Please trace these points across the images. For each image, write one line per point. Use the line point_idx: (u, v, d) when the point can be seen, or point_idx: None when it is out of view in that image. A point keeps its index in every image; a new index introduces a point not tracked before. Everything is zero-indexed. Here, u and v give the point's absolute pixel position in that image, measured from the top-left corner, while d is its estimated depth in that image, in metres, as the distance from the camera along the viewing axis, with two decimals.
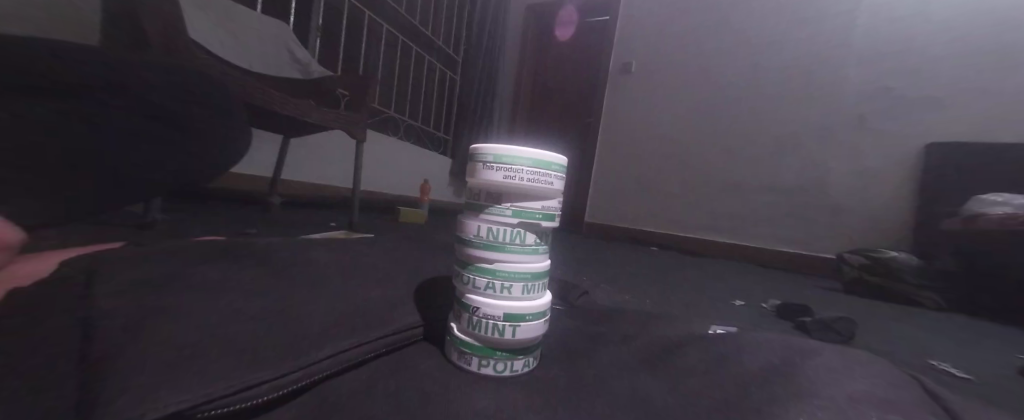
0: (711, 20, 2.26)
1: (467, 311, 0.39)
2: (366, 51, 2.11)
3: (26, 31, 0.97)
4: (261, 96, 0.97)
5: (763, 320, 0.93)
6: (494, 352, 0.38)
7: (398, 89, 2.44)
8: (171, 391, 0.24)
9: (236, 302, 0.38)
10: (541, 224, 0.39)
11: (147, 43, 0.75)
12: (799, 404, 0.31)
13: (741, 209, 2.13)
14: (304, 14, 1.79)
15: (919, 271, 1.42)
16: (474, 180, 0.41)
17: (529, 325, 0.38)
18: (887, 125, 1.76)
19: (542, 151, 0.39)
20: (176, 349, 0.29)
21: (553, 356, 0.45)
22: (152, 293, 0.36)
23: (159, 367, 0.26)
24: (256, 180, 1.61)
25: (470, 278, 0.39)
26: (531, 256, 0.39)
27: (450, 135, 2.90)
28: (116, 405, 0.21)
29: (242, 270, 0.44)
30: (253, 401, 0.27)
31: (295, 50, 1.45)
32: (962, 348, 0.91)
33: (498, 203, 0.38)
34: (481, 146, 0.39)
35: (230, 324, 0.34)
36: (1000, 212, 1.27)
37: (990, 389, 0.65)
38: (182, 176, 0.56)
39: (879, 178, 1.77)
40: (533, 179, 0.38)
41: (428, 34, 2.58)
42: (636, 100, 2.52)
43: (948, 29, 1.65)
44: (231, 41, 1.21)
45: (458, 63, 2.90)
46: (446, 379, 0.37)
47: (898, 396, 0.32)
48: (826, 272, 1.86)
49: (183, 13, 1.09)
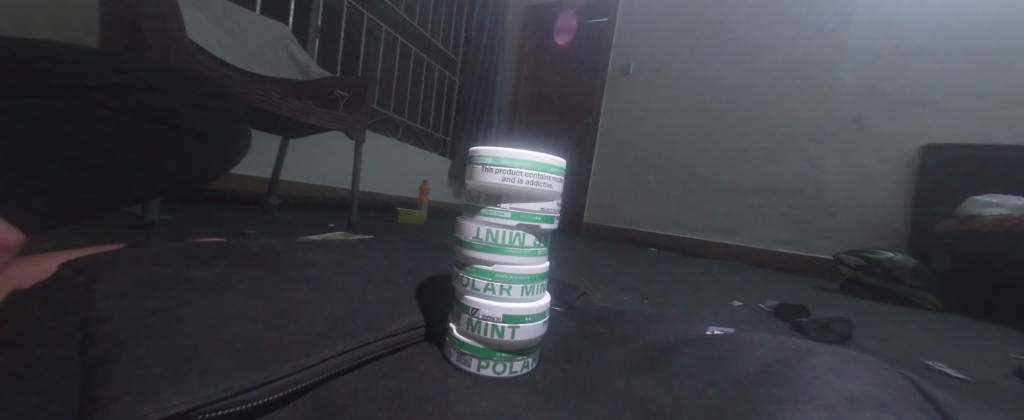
0: (710, 21, 2.27)
1: (467, 312, 0.39)
2: (365, 52, 2.12)
3: (24, 31, 0.97)
4: (261, 97, 0.98)
5: (761, 320, 0.93)
6: (493, 353, 0.38)
7: (398, 91, 2.44)
8: (172, 392, 0.24)
9: (237, 303, 0.38)
10: (541, 226, 0.39)
11: (147, 43, 0.75)
12: (794, 404, 0.31)
13: (738, 210, 2.14)
14: (303, 15, 1.79)
15: (915, 272, 1.43)
16: (473, 183, 0.41)
17: (528, 327, 0.38)
18: (883, 126, 1.77)
19: (541, 153, 0.39)
20: (177, 349, 0.29)
21: (552, 357, 0.46)
22: (153, 294, 0.36)
23: (160, 368, 0.26)
24: (254, 181, 1.61)
25: (470, 280, 0.39)
26: (530, 258, 0.39)
27: (450, 136, 2.91)
28: (118, 405, 0.22)
29: (242, 271, 0.44)
30: (253, 402, 0.27)
31: (294, 51, 1.45)
32: (957, 348, 0.92)
33: (497, 205, 0.39)
34: (481, 148, 0.40)
35: (231, 324, 0.34)
36: (995, 213, 1.29)
37: (986, 389, 0.66)
38: (183, 176, 0.56)
39: (875, 179, 1.78)
40: (532, 181, 0.38)
41: (427, 35, 2.59)
42: (635, 101, 2.52)
43: (943, 31, 1.67)
44: (230, 42, 1.21)
45: (457, 64, 2.91)
46: (445, 380, 0.37)
47: (892, 396, 0.33)
48: (823, 273, 1.87)
49: (182, 13, 1.09)
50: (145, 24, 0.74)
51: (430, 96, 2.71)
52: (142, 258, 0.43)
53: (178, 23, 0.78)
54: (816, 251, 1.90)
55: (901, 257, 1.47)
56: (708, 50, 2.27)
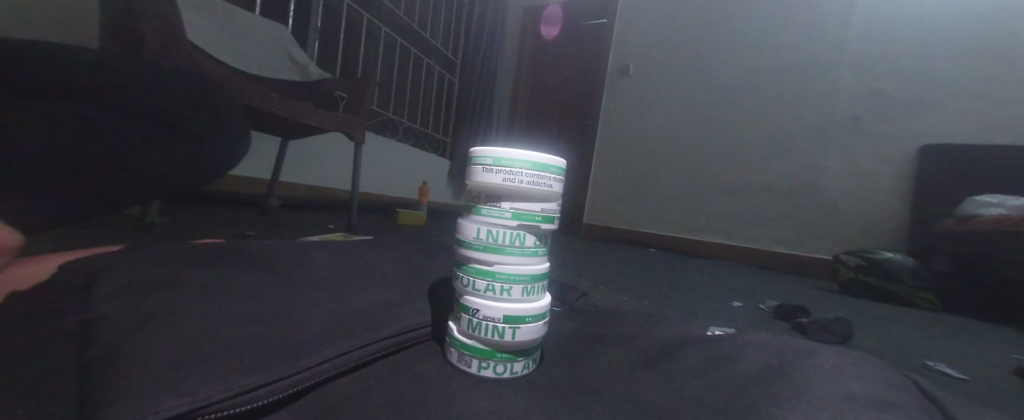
0: (709, 22, 2.27)
1: (467, 313, 0.39)
2: (365, 53, 2.12)
3: (24, 33, 0.97)
4: (260, 98, 0.97)
5: (761, 321, 0.93)
6: (494, 354, 0.38)
7: (397, 91, 2.44)
8: (171, 394, 0.24)
9: (236, 304, 0.38)
10: (541, 227, 0.39)
11: (147, 44, 0.75)
12: (795, 404, 0.31)
13: (738, 211, 2.14)
14: (303, 16, 1.80)
15: (914, 272, 1.44)
16: (473, 183, 0.41)
17: (529, 327, 0.38)
18: (882, 126, 1.78)
19: (541, 153, 0.39)
20: (176, 351, 0.29)
21: (552, 358, 0.45)
22: (151, 295, 0.36)
23: (160, 369, 0.26)
24: (254, 182, 1.61)
25: (470, 280, 0.39)
26: (530, 258, 0.39)
27: (449, 137, 2.91)
28: (119, 407, 0.22)
29: (241, 272, 0.44)
30: (255, 403, 0.27)
31: (294, 52, 1.45)
32: (956, 348, 0.92)
33: (497, 205, 0.39)
34: (480, 149, 0.40)
35: (229, 326, 0.34)
36: (994, 214, 1.31)
37: (987, 389, 0.66)
38: (183, 178, 0.56)
39: (875, 179, 1.78)
40: (533, 181, 0.38)
41: (427, 36, 2.59)
42: (634, 102, 2.53)
43: (942, 32, 1.67)
44: (230, 43, 1.21)
45: (457, 65, 2.92)
46: (445, 381, 0.37)
47: (895, 396, 0.32)
48: (822, 273, 1.87)
49: (182, 15, 1.09)
50: (145, 25, 0.74)
51: (430, 97, 2.72)
52: (141, 259, 0.43)
53: (178, 25, 0.78)
54: (816, 251, 1.91)
55: (901, 258, 1.47)
56: (707, 50, 2.27)
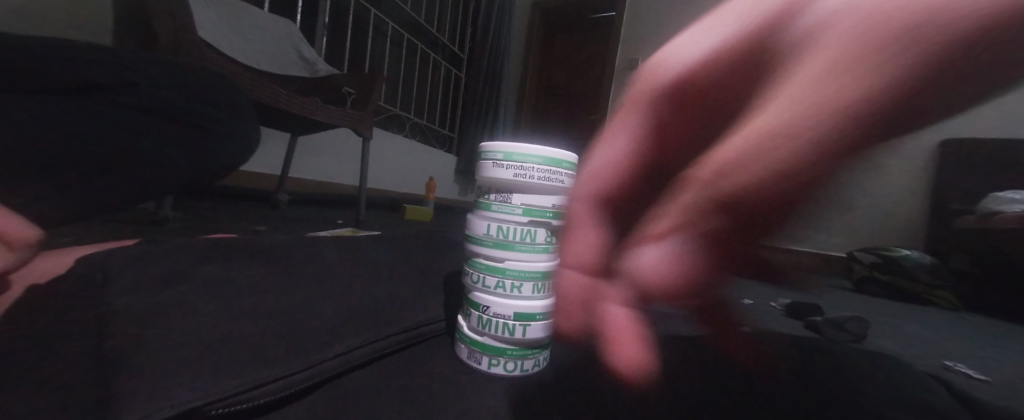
0: None
1: (477, 309, 0.39)
2: (371, 48, 2.12)
3: (39, 33, 1.00)
4: (267, 93, 0.98)
5: (771, 318, 0.92)
6: (504, 352, 0.37)
7: (404, 87, 2.44)
8: (183, 389, 0.24)
9: (251, 298, 0.38)
10: (553, 223, 0.39)
11: (157, 42, 0.76)
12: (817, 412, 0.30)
13: None
14: (311, 13, 1.80)
15: None
16: (484, 178, 0.40)
17: (540, 324, 0.38)
18: None
19: (553, 148, 0.38)
20: (186, 344, 0.29)
21: (562, 357, 0.45)
22: (167, 287, 0.37)
23: (176, 361, 0.27)
24: (264, 177, 1.64)
25: (480, 276, 0.39)
26: (542, 255, 0.39)
27: (456, 132, 2.91)
28: (131, 402, 0.22)
29: (255, 266, 0.45)
30: (266, 398, 0.27)
31: (302, 48, 1.44)
32: None
33: (508, 200, 0.38)
34: (491, 144, 0.39)
35: (241, 319, 0.34)
36: None
37: (1009, 391, 0.63)
38: (195, 174, 0.57)
39: None
40: (543, 176, 0.37)
41: (433, 31, 2.58)
42: None
43: None
44: (238, 40, 1.22)
45: (463, 60, 2.90)
46: (455, 377, 0.37)
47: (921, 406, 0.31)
48: None
49: (194, 14, 1.10)
50: (157, 20, 0.74)
51: (436, 92, 2.71)
52: (150, 252, 0.43)
53: (189, 22, 0.79)
54: None
55: None
56: None
